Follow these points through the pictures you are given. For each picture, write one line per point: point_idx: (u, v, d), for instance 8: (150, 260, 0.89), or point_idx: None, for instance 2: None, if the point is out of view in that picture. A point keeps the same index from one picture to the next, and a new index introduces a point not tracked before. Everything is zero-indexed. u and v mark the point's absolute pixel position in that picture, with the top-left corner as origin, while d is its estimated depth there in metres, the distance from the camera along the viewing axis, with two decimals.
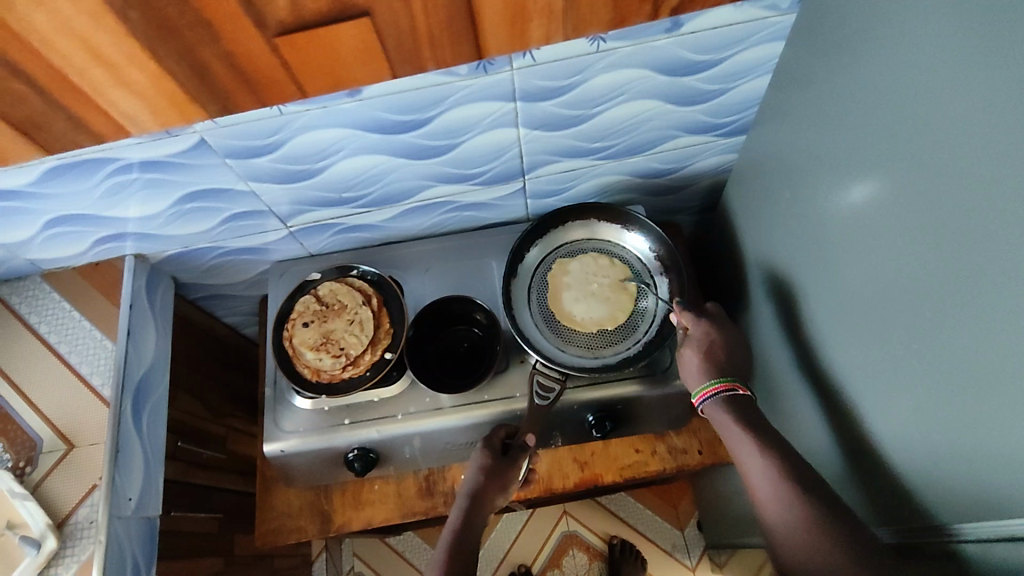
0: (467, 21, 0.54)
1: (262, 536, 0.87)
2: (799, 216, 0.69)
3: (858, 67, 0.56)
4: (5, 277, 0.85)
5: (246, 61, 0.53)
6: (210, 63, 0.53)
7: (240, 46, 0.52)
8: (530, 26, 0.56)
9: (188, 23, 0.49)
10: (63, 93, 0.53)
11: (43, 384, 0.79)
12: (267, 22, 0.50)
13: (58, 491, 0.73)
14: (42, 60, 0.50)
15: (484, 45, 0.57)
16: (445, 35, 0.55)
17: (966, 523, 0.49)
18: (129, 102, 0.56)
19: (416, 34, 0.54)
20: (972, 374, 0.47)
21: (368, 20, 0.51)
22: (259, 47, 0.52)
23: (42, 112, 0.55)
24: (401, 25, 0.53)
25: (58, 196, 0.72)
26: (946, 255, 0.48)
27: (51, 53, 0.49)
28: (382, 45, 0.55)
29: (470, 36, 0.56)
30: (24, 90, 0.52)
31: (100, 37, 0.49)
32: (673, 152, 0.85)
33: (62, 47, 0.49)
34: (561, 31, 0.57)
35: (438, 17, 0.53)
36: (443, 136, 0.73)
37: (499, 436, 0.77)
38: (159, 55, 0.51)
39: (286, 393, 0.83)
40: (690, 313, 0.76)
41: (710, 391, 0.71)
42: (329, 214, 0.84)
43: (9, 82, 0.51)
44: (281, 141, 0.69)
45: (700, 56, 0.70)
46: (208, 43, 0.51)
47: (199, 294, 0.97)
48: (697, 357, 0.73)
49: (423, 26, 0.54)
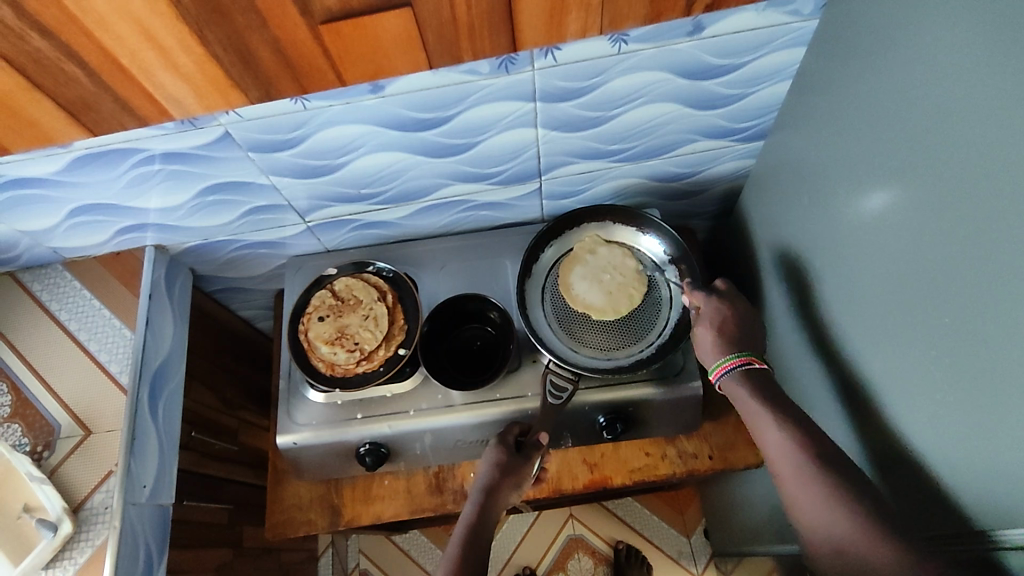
0: (504, 14, 0.55)
1: (272, 528, 0.87)
2: (817, 221, 0.69)
3: (878, 72, 0.56)
4: (28, 265, 0.86)
5: (292, 48, 0.55)
6: (258, 50, 0.55)
7: (288, 33, 0.53)
8: (567, 19, 0.57)
9: (240, 8, 0.51)
10: (112, 75, 0.55)
11: (62, 371, 0.80)
12: (313, 9, 0.52)
13: (73, 476, 0.74)
14: (94, 42, 0.51)
15: (520, 38, 0.58)
16: (484, 27, 0.56)
17: (983, 529, 0.49)
18: (176, 85, 0.57)
19: (456, 25, 0.56)
20: (994, 378, 0.47)
21: (410, 8, 0.53)
22: (304, 35, 0.54)
23: (90, 93, 0.57)
24: (442, 15, 0.54)
25: (84, 185, 0.73)
26: (966, 262, 0.48)
27: (105, 35, 0.51)
28: (422, 36, 0.56)
29: (507, 27, 0.57)
30: (76, 72, 0.54)
31: (153, 21, 0.50)
32: (689, 156, 0.85)
33: (117, 28, 0.50)
34: (597, 24, 0.59)
35: (479, 9, 0.54)
36: (462, 135, 0.74)
37: (513, 432, 0.78)
38: (207, 39, 0.53)
39: (299, 385, 0.83)
40: (701, 292, 0.78)
41: (727, 364, 0.70)
42: (346, 210, 0.84)
43: (63, 63, 0.53)
44: (304, 136, 0.70)
45: (720, 60, 0.70)
46: (257, 29, 0.53)
47: (216, 287, 0.98)
48: (711, 334, 0.73)
49: (462, 17, 0.55)
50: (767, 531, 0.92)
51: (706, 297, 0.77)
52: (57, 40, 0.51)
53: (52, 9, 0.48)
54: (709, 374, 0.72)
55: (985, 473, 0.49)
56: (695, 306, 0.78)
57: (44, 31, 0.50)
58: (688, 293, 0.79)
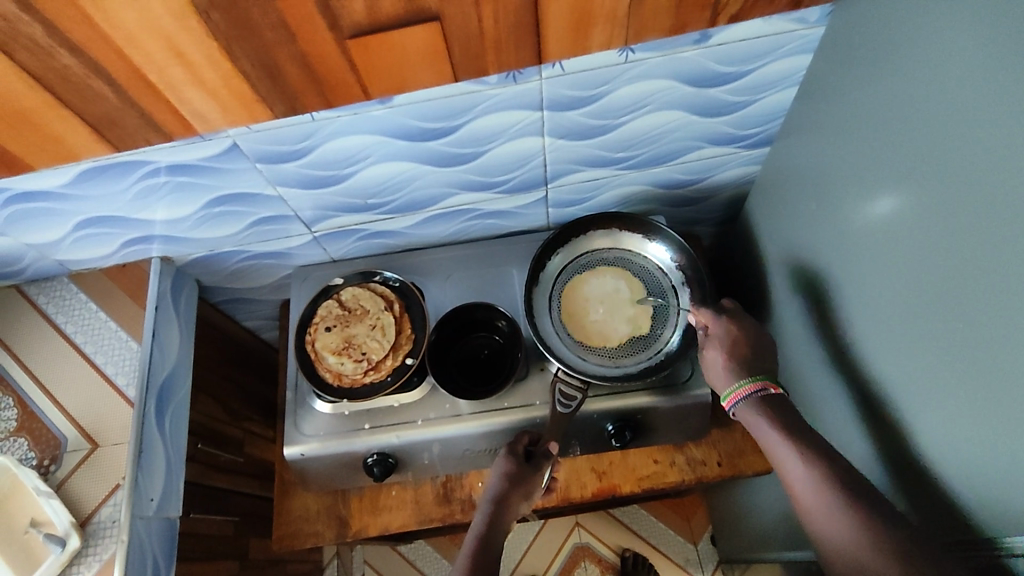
0: (530, 27, 0.55)
1: (279, 540, 0.87)
2: (826, 228, 0.69)
3: (885, 79, 0.56)
4: (34, 277, 0.86)
5: (320, 62, 0.55)
6: (284, 63, 0.55)
7: (316, 48, 0.54)
8: (593, 29, 0.58)
9: (270, 23, 0.51)
10: (138, 91, 0.55)
11: (68, 383, 0.80)
12: (342, 24, 0.52)
13: (82, 490, 0.74)
14: (123, 58, 0.51)
15: (545, 51, 0.59)
16: (510, 39, 0.57)
17: (1005, 536, 0.49)
18: (202, 100, 0.57)
19: (483, 40, 0.56)
20: (1005, 384, 0.47)
21: (439, 23, 0.53)
22: (331, 49, 0.54)
23: (116, 109, 0.57)
24: (470, 29, 0.54)
25: (91, 198, 0.73)
26: (978, 268, 0.48)
27: (133, 51, 0.51)
28: (448, 50, 0.57)
29: (534, 39, 0.57)
30: (102, 88, 0.54)
31: (182, 36, 0.50)
32: (695, 163, 0.85)
33: (147, 45, 0.51)
34: (622, 35, 0.59)
35: (506, 23, 0.55)
36: (469, 145, 0.74)
37: (523, 442, 0.77)
38: (235, 54, 0.53)
39: (306, 396, 0.83)
40: (708, 312, 0.77)
41: (743, 392, 0.69)
42: (353, 220, 0.84)
43: (90, 80, 0.53)
44: (311, 147, 0.70)
45: (726, 68, 0.70)
46: (286, 44, 0.53)
47: (221, 297, 0.98)
48: (722, 355, 0.73)
49: (490, 31, 0.55)
50: (776, 538, 0.92)
51: (715, 317, 0.76)
52: (85, 57, 0.51)
53: (82, 25, 0.48)
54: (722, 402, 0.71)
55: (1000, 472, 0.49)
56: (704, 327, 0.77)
57: (72, 48, 0.50)
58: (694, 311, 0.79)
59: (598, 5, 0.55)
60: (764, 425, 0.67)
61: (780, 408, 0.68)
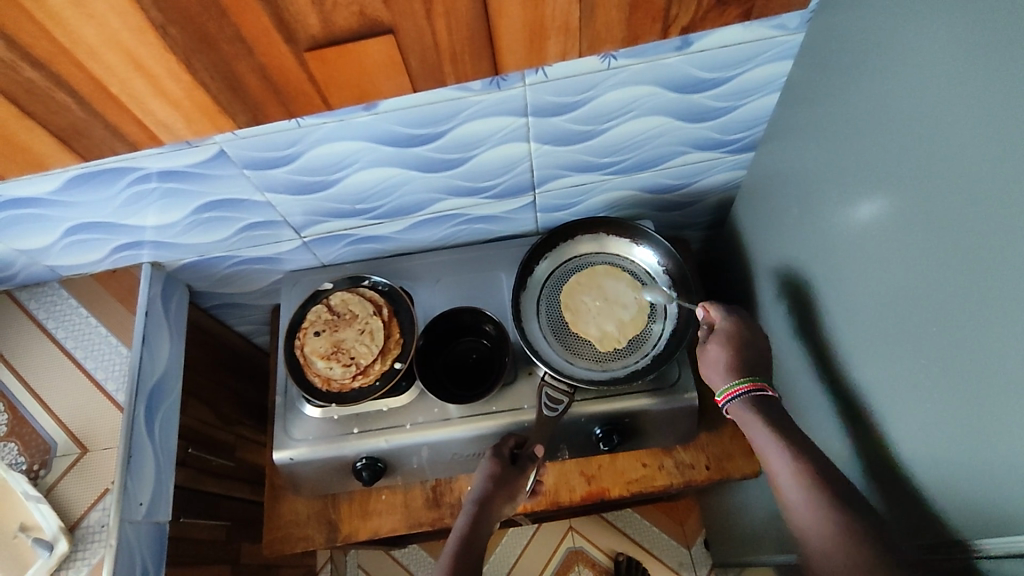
0: (484, 38, 0.56)
1: (269, 545, 0.87)
2: (809, 232, 0.69)
3: (862, 86, 0.57)
4: (24, 283, 0.87)
5: (279, 74, 0.56)
6: (245, 75, 0.55)
7: (275, 60, 0.54)
8: (547, 43, 0.58)
9: (226, 37, 0.51)
10: (102, 102, 0.56)
11: (58, 388, 0.80)
12: (298, 37, 0.52)
13: (70, 495, 0.74)
14: (84, 72, 0.52)
15: (501, 61, 0.59)
16: (466, 52, 0.57)
17: (983, 538, 0.49)
18: (164, 112, 0.58)
19: (439, 52, 0.56)
20: (982, 387, 0.47)
21: (393, 36, 0.54)
22: (289, 61, 0.54)
23: (81, 121, 0.57)
24: (424, 41, 0.55)
25: (80, 204, 0.74)
26: (956, 271, 0.48)
27: (95, 65, 0.52)
28: (405, 61, 0.57)
29: (488, 52, 0.58)
30: (66, 100, 0.55)
31: (140, 49, 0.51)
32: (681, 168, 0.86)
33: (107, 58, 0.51)
34: (577, 48, 0.59)
35: (459, 36, 0.55)
36: (454, 151, 0.75)
37: (508, 445, 0.78)
38: (194, 67, 0.53)
39: (296, 401, 0.83)
40: (719, 308, 0.77)
41: (736, 391, 0.70)
42: (341, 225, 0.85)
43: (53, 92, 0.54)
44: (298, 153, 0.71)
45: (708, 74, 0.71)
46: (245, 57, 0.53)
47: (213, 302, 0.98)
48: (724, 352, 0.73)
49: (444, 44, 0.56)
50: (768, 541, 0.92)
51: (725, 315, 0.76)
52: (48, 70, 0.51)
53: (44, 41, 0.49)
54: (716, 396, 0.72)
55: (972, 468, 0.49)
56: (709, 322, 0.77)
57: (35, 62, 0.51)
58: (704, 305, 0.78)
59: (551, 19, 0.55)
60: (759, 426, 0.67)
61: (771, 405, 0.69)
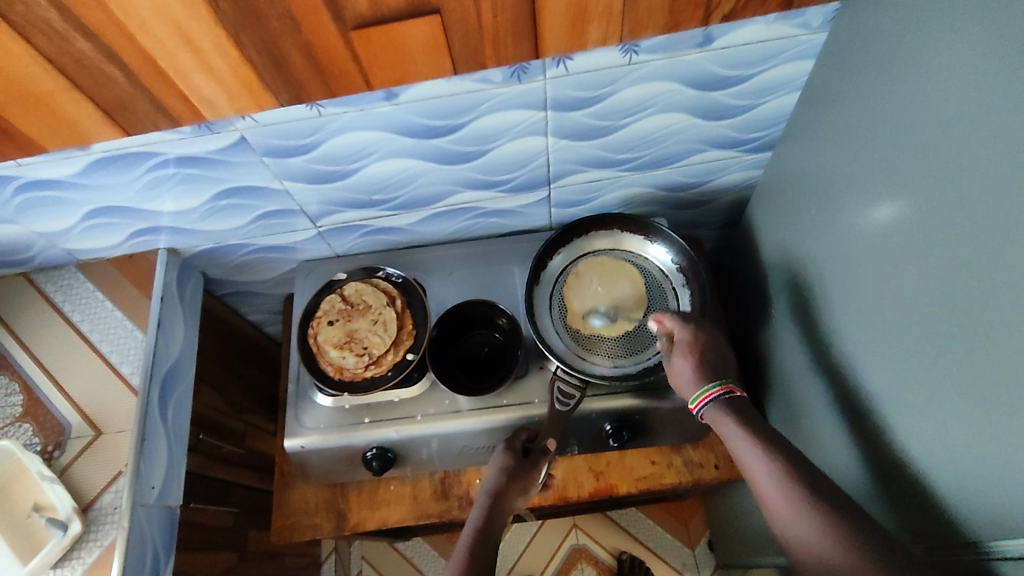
0: (528, 21, 0.56)
1: (278, 532, 0.88)
2: (825, 231, 0.69)
3: (884, 85, 0.57)
4: (42, 266, 0.87)
5: (322, 52, 0.56)
6: (290, 52, 0.56)
7: (321, 38, 0.55)
8: (589, 28, 0.58)
9: (275, 12, 0.52)
10: (149, 77, 0.56)
11: (73, 370, 0.81)
12: (346, 15, 0.53)
13: (84, 477, 0.75)
14: (134, 45, 0.53)
15: (543, 45, 0.60)
16: (507, 35, 0.57)
17: (996, 540, 0.49)
18: (210, 87, 0.58)
19: (482, 33, 0.57)
20: (998, 387, 0.47)
21: (438, 16, 0.54)
22: (335, 39, 0.55)
23: (128, 95, 0.58)
24: (469, 22, 0.55)
25: (100, 188, 0.74)
26: (976, 270, 0.48)
27: (145, 38, 0.52)
28: (448, 42, 0.57)
29: (530, 34, 0.58)
30: (114, 73, 0.55)
31: (192, 24, 0.51)
32: (698, 166, 0.86)
33: (157, 31, 0.52)
34: (618, 32, 0.60)
35: (504, 17, 0.55)
36: (473, 143, 0.75)
37: (521, 438, 0.78)
38: (243, 42, 0.54)
39: (308, 389, 0.84)
40: (672, 317, 0.76)
41: (712, 394, 0.69)
42: (357, 215, 0.85)
43: (102, 64, 0.54)
44: (317, 142, 0.71)
45: (729, 71, 0.71)
46: (291, 34, 0.54)
47: (226, 290, 0.99)
48: (688, 363, 0.72)
49: (488, 26, 0.56)
50: (773, 542, 0.92)
51: (680, 323, 0.75)
52: (99, 42, 0.52)
53: (97, 12, 0.49)
54: (691, 404, 0.71)
55: (984, 469, 0.49)
56: (666, 332, 0.76)
57: (87, 33, 0.51)
58: (654, 317, 0.77)
59: (594, 3, 0.56)
60: (732, 426, 0.67)
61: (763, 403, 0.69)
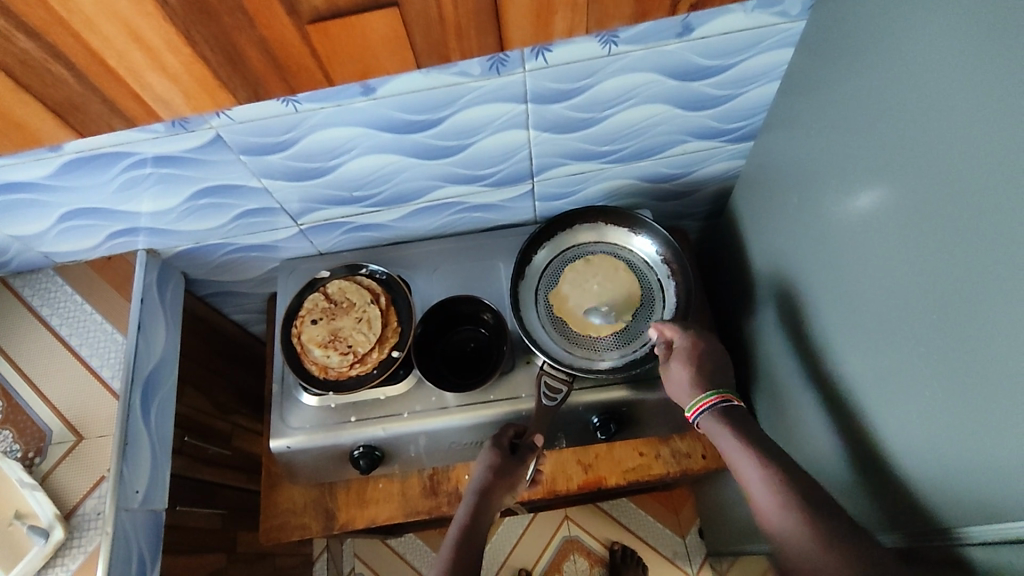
0: (491, 13, 0.56)
1: (265, 533, 0.87)
2: (806, 220, 0.69)
3: (861, 73, 0.57)
4: (19, 270, 0.86)
5: (280, 47, 0.55)
6: (246, 48, 0.55)
7: (276, 33, 0.54)
8: (554, 19, 0.58)
9: (227, 8, 0.51)
10: (99, 75, 0.55)
11: (53, 375, 0.80)
12: (301, 9, 0.52)
13: (65, 482, 0.74)
14: (81, 43, 0.52)
15: (507, 37, 0.59)
16: (471, 26, 0.57)
17: (971, 525, 0.49)
18: (164, 85, 0.57)
19: (444, 25, 0.56)
20: (977, 372, 0.47)
21: (398, 9, 0.53)
22: (292, 34, 0.54)
23: (78, 94, 0.57)
24: (429, 14, 0.55)
25: (74, 189, 0.73)
26: (953, 256, 0.48)
27: (92, 36, 0.51)
28: (410, 37, 0.57)
29: (494, 27, 0.57)
30: (63, 73, 0.54)
31: (141, 21, 0.50)
32: (681, 157, 0.86)
33: (104, 28, 0.51)
34: (584, 23, 0.59)
35: (466, 8, 0.55)
36: (452, 138, 0.74)
37: (509, 435, 0.78)
38: (195, 39, 0.53)
39: (293, 389, 0.83)
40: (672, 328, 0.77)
41: (705, 403, 0.71)
42: (338, 213, 0.84)
43: (49, 64, 0.53)
44: (294, 140, 0.70)
45: (709, 61, 0.71)
46: (246, 29, 0.53)
47: (208, 290, 0.98)
48: (687, 371, 0.73)
49: (449, 16, 0.55)
50: (762, 530, 0.92)
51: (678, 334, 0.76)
52: (43, 41, 0.51)
53: (38, 9, 0.48)
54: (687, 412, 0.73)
55: (963, 453, 0.49)
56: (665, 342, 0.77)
57: (30, 32, 0.50)
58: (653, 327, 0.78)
59: None
60: (725, 433, 0.68)
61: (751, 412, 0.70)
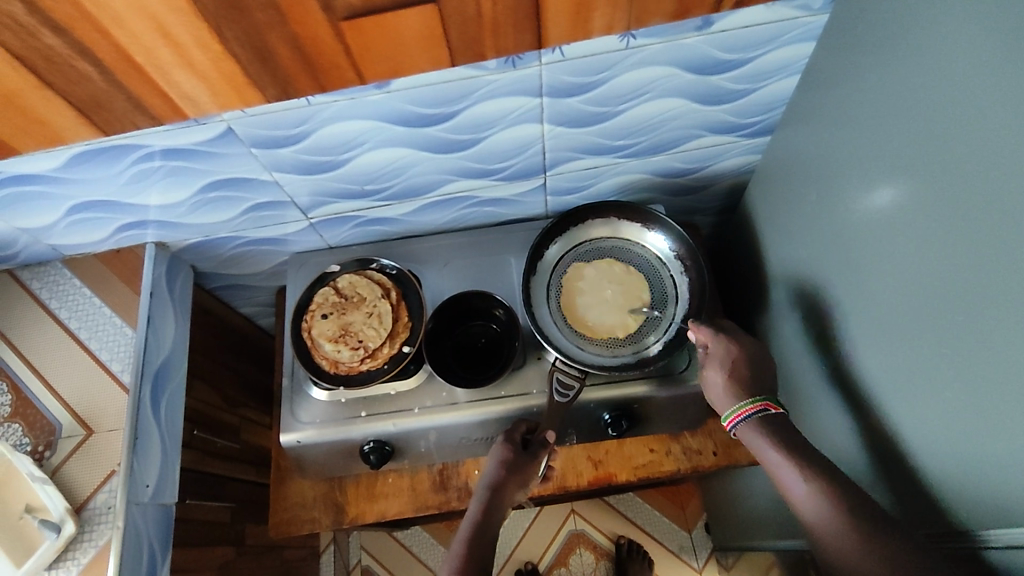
0: (529, 11, 0.55)
1: (275, 527, 0.87)
2: (825, 217, 0.68)
3: (886, 70, 0.56)
4: (27, 262, 0.85)
5: (312, 45, 0.54)
6: (277, 46, 0.54)
7: (308, 30, 0.53)
8: (593, 15, 0.57)
9: (260, 4, 0.50)
10: (124, 72, 0.54)
11: (62, 369, 0.79)
12: (335, 5, 0.51)
13: (75, 476, 0.74)
14: (106, 39, 0.51)
15: (545, 34, 0.58)
16: (509, 22, 0.56)
17: (994, 530, 0.49)
18: (190, 82, 0.56)
19: (481, 21, 0.55)
20: (999, 377, 0.46)
21: (435, 6, 0.52)
22: (325, 31, 0.53)
23: (101, 91, 0.56)
24: (467, 11, 0.54)
25: (82, 182, 0.72)
26: (973, 258, 0.47)
27: (119, 32, 0.50)
28: (446, 32, 0.56)
29: (532, 25, 0.56)
30: (86, 69, 0.53)
31: (170, 17, 0.49)
32: (696, 151, 0.85)
33: (132, 25, 0.50)
34: (624, 20, 0.59)
35: (505, 7, 0.54)
36: (468, 131, 0.73)
37: (520, 431, 0.77)
38: (225, 35, 0.52)
39: (303, 383, 0.83)
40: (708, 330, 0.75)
41: (744, 412, 0.68)
42: (349, 206, 0.84)
43: (73, 60, 0.52)
44: (306, 132, 0.69)
45: (729, 55, 0.70)
46: (277, 26, 0.52)
47: (217, 283, 0.97)
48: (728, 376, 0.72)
49: (487, 14, 0.54)
50: (769, 526, 0.92)
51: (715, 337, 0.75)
52: (69, 37, 0.50)
53: (65, 4, 0.47)
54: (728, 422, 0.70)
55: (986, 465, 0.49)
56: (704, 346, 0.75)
57: (54, 28, 0.49)
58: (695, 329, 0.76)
59: None
60: (764, 441, 0.66)
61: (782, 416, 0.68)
